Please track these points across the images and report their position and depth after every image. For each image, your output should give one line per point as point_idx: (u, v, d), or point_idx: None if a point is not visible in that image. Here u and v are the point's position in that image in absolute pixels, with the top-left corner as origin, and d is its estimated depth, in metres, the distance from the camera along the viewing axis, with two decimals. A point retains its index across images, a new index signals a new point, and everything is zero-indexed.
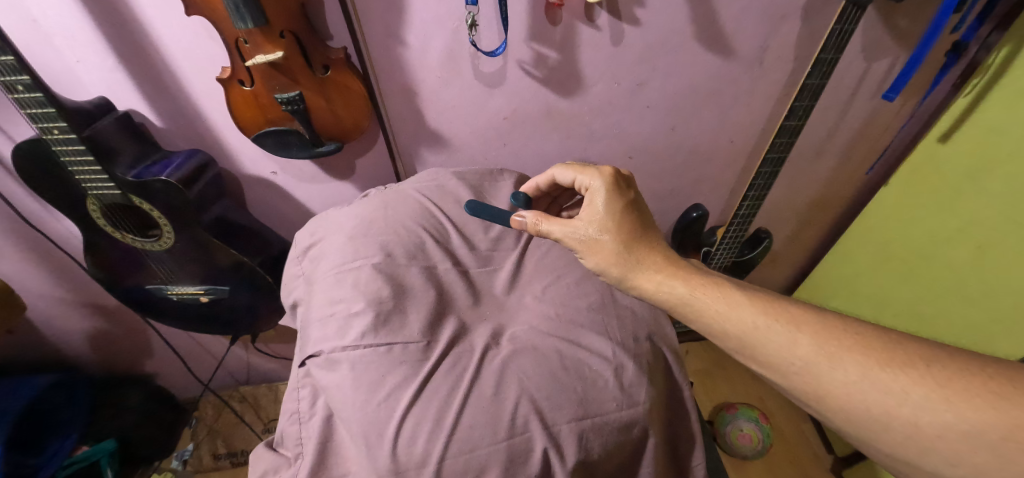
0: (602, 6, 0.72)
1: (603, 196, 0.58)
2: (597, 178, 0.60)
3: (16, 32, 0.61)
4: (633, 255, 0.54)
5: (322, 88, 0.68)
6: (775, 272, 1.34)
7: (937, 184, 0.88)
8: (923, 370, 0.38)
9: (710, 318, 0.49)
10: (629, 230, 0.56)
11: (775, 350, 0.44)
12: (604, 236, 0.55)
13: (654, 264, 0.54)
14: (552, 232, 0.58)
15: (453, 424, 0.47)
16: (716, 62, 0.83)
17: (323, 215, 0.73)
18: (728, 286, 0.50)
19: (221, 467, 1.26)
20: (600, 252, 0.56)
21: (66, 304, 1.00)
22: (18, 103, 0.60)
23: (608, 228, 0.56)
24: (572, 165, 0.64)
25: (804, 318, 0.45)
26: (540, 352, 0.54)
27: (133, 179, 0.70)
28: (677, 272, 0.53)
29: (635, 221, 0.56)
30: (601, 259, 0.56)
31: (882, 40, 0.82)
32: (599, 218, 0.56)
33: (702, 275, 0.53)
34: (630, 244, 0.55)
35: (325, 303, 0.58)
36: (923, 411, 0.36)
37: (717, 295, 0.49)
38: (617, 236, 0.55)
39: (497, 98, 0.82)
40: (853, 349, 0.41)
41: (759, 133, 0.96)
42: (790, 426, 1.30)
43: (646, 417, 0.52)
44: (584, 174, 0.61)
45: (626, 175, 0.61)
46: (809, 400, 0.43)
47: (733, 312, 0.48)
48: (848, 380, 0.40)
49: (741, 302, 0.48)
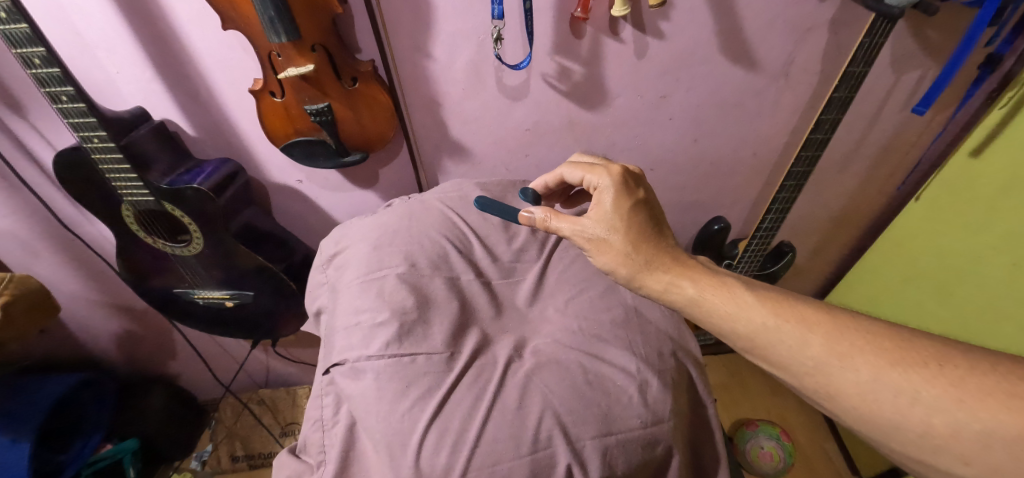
0: (626, 19, 0.72)
1: (611, 195, 0.56)
2: (606, 177, 0.58)
3: (62, 46, 0.64)
4: (642, 256, 0.53)
5: (349, 99, 0.69)
6: (797, 285, 1.32)
7: (970, 197, 0.85)
8: (935, 370, 0.37)
9: (720, 319, 0.48)
10: (639, 230, 0.55)
11: (786, 351, 0.44)
12: (613, 236, 0.54)
13: (662, 265, 0.53)
14: (561, 230, 0.57)
15: (477, 435, 0.47)
16: (741, 75, 0.82)
17: (347, 224, 0.74)
18: (739, 287, 0.49)
19: (238, 468, 1.28)
20: (609, 252, 0.55)
21: (96, 305, 1.03)
22: (62, 113, 0.62)
23: (617, 228, 0.55)
24: (581, 164, 0.63)
25: (816, 319, 0.44)
26: (563, 365, 0.54)
27: (167, 187, 0.72)
28: (686, 272, 0.52)
29: (645, 222, 0.55)
30: (609, 259, 0.55)
31: (912, 53, 0.81)
32: (608, 218, 0.55)
33: (712, 275, 0.52)
34: (639, 245, 0.54)
35: (350, 311, 0.59)
36: (934, 410, 0.36)
37: (727, 296, 0.48)
38: (626, 236, 0.54)
39: (520, 110, 0.83)
40: (864, 349, 0.40)
41: (783, 146, 0.95)
42: (811, 445, 1.27)
43: (670, 435, 0.51)
44: (592, 173, 0.60)
45: (636, 173, 0.60)
46: (821, 400, 0.42)
47: (743, 313, 0.47)
48: (859, 380, 0.39)
49: (751, 302, 0.47)
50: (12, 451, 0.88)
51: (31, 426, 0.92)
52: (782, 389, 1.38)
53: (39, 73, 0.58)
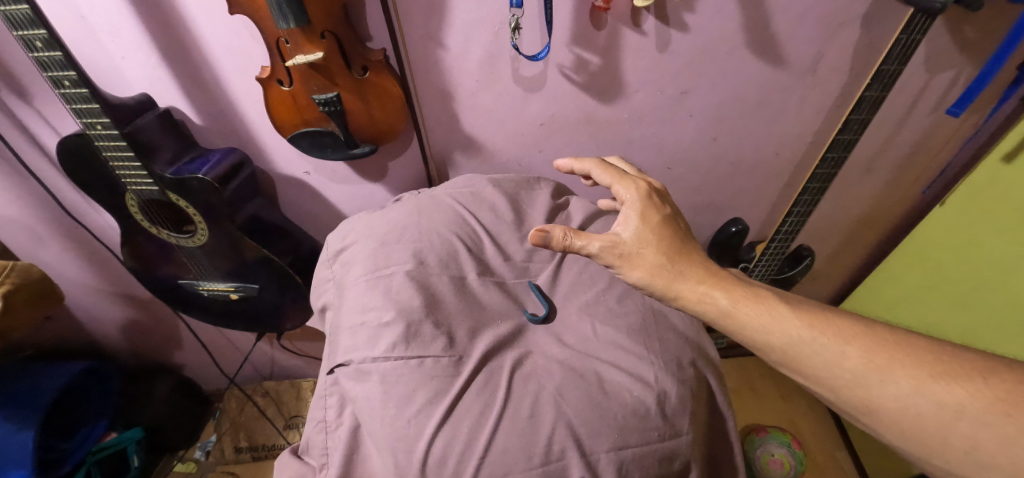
0: (649, 10, 0.69)
1: (642, 208, 0.53)
2: (633, 191, 0.55)
3: (65, 28, 0.62)
4: (678, 267, 0.49)
5: (359, 90, 0.66)
6: (814, 290, 1.28)
7: (1002, 206, 0.81)
8: (978, 384, 0.38)
9: (754, 331, 0.46)
10: (671, 242, 0.51)
11: (823, 364, 0.42)
12: (646, 250, 0.50)
13: (697, 276, 0.49)
14: (586, 247, 0.50)
15: (486, 444, 0.45)
16: (766, 71, 0.78)
17: (355, 217, 0.72)
18: (773, 299, 0.47)
19: (242, 460, 1.27)
20: (643, 267, 0.50)
21: (101, 294, 1.02)
22: (64, 99, 0.60)
23: (648, 241, 0.51)
24: (603, 170, 0.58)
25: (853, 331, 0.43)
26: (577, 373, 0.51)
27: (171, 176, 0.70)
28: (719, 283, 0.49)
29: (675, 233, 0.52)
30: (643, 274, 0.50)
31: (949, 51, 0.77)
32: (641, 231, 0.51)
33: (744, 287, 0.49)
34: (674, 257, 0.50)
35: (356, 310, 0.56)
36: (980, 425, 0.36)
37: (760, 307, 0.47)
38: (660, 249, 0.50)
39: (535, 103, 0.80)
40: (904, 362, 0.40)
41: (807, 146, 0.91)
42: (823, 453, 1.25)
43: (689, 449, 0.49)
44: (619, 184, 0.56)
45: (659, 188, 0.57)
46: (858, 414, 0.42)
47: (778, 325, 0.45)
48: (900, 393, 0.39)
49: (785, 314, 0.46)
50: (16, 439, 0.87)
51: (36, 414, 0.91)
52: (793, 395, 1.35)
53: (41, 56, 0.56)
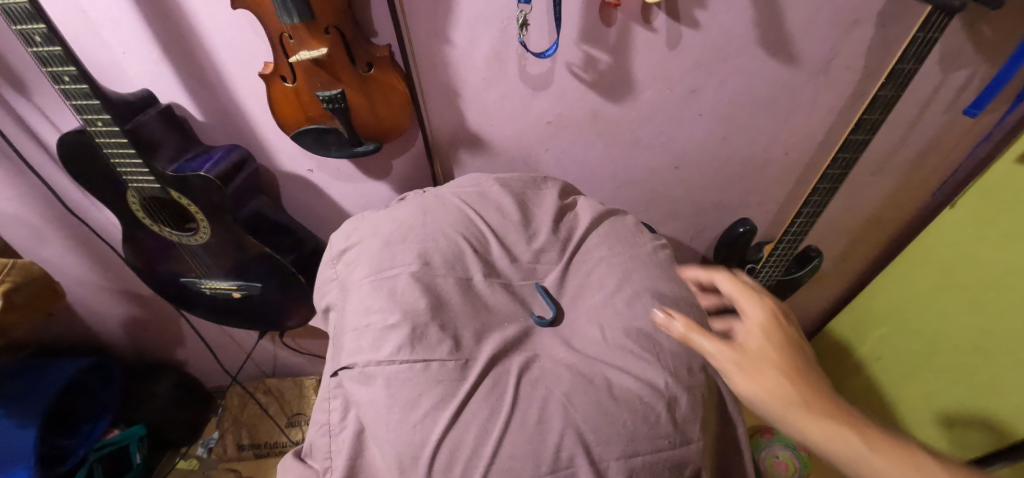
0: (660, 7, 0.67)
1: (767, 327, 0.52)
2: (760, 309, 0.54)
3: (66, 23, 0.61)
4: (799, 393, 0.47)
5: (364, 87, 0.65)
6: (821, 291, 1.27)
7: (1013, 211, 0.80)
8: None
9: (851, 462, 0.45)
10: (795, 365, 0.49)
11: None
12: (767, 366, 0.48)
13: (812, 402, 0.47)
14: (703, 347, 0.50)
15: (493, 450, 0.45)
16: (778, 70, 0.77)
17: (359, 216, 0.71)
18: (869, 429, 0.47)
19: (244, 457, 1.27)
20: (762, 383, 0.48)
21: (104, 291, 1.02)
22: (65, 95, 0.59)
23: (771, 359, 0.49)
24: (732, 280, 0.58)
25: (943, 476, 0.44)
26: (586, 378, 0.50)
27: (173, 174, 0.69)
28: (831, 411, 0.47)
29: (801, 359, 0.50)
30: (760, 391, 0.47)
31: (965, 51, 0.75)
32: (763, 347, 0.50)
33: (851, 416, 0.47)
34: (795, 380, 0.48)
35: (360, 311, 0.55)
36: None
37: (858, 438, 0.46)
38: (782, 367, 0.48)
39: (542, 101, 0.79)
40: None
41: (818, 146, 0.90)
42: None
43: (699, 457, 0.48)
44: (745, 298, 0.55)
45: (785, 309, 0.56)
46: None
47: (876, 462, 0.44)
48: None
49: (880, 448, 0.45)
50: (19, 436, 0.87)
51: (37, 410, 0.90)
52: None
53: (40, 51, 0.55)
